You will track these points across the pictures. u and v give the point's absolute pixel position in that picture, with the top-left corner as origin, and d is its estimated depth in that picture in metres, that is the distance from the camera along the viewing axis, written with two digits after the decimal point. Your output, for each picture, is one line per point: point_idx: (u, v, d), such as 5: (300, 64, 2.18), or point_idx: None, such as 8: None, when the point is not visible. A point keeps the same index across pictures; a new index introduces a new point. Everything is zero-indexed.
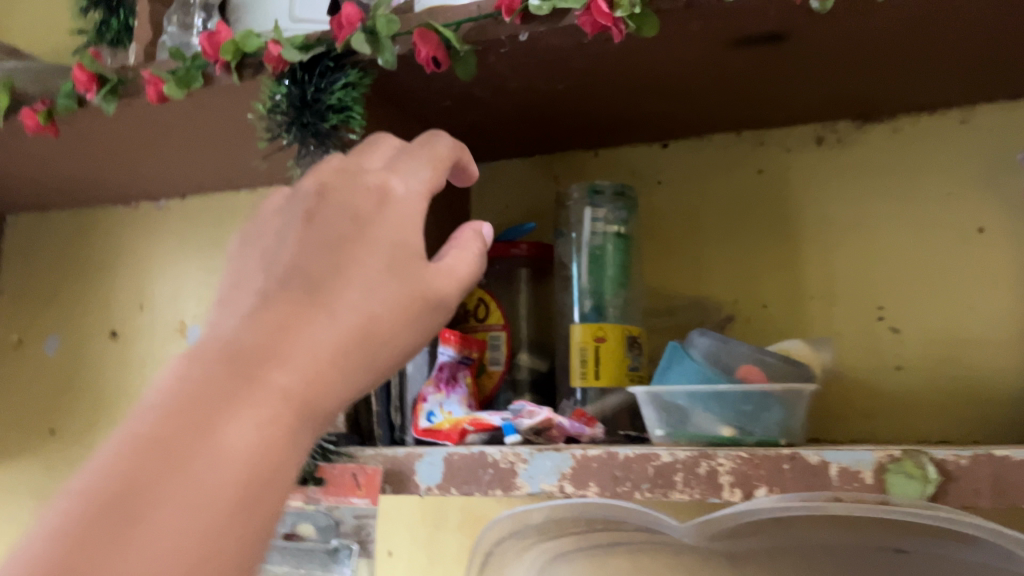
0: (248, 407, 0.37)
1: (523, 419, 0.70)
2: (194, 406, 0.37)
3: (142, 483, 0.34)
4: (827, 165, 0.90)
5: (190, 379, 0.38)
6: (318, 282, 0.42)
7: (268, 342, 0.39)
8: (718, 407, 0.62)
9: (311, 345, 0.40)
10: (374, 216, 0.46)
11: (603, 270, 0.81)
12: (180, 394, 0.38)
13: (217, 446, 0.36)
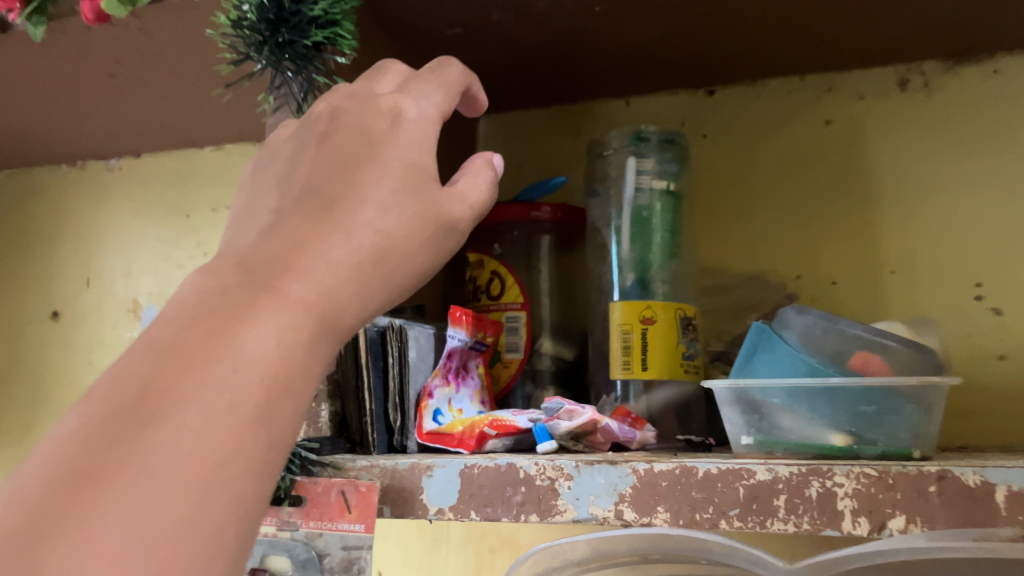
0: (265, 317, 0.31)
1: (560, 421, 0.54)
2: (204, 314, 0.31)
3: (144, 401, 0.28)
4: (910, 114, 0.75)
5: (196, 290, 0.32)
6: (334, 195, 0.35)
7: (283, 255, 0.33)
8: (828, 406, 0.47)
9: (318, 276, 0.33)
10: (388, 138, 0.38)
11: (649, 235, 0.66)
12: (186, 306, 0.31)
13: (235, 355, 0.30)
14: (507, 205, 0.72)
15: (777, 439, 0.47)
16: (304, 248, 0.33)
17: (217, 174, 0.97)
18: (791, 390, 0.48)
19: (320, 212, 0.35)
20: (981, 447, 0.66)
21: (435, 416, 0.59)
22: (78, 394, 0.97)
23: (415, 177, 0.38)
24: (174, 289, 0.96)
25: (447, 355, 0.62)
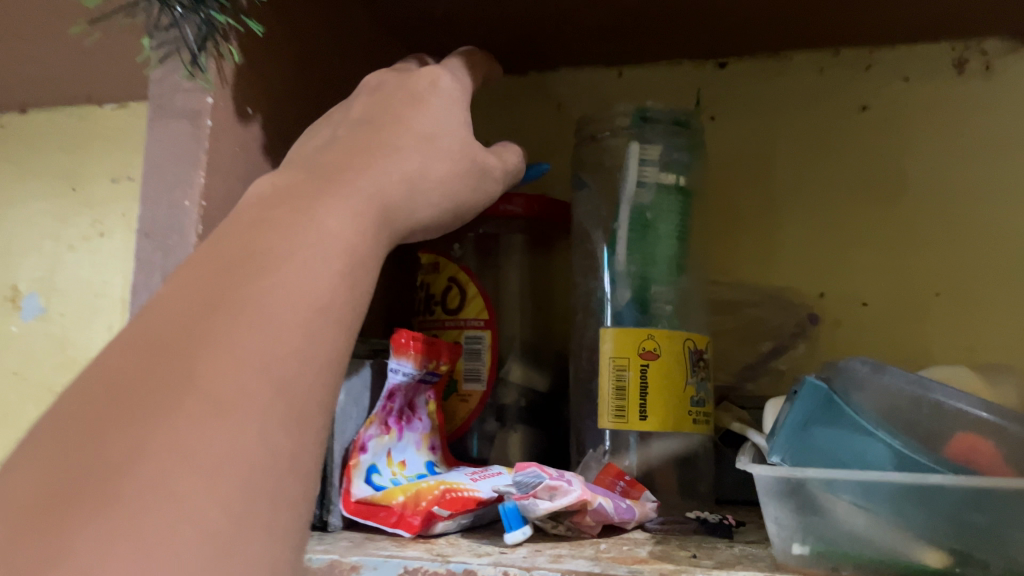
0: (307, 250, 0.29)
1: (536, 501, 0.40)
2: (251, 239, 0.29)
3: (213, 302, 0.26)
4: (965, 102, 0.61)
5: (250, 217, 0.30)
6: (371, 145, 0.37)
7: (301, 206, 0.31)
8: (919, 511, 0.33)
9: (332, 246, 0.30)
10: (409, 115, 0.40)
11: (651, 243, 0.52)
12: (246, 223, 0.30)
13: (298, 254, 0.29)
14: None
15: (844, 551, 0.34)
16: (310, 206, 0.31)
17: (119, 137, 0.80)
18: (865, 486, 0.34)
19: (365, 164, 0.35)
20: None
21: (368, 478, 0.45)
22: None
23: (432, 151, 0.39)
24: (63, 275, 0.79)
25: (388, 393, 0.47)
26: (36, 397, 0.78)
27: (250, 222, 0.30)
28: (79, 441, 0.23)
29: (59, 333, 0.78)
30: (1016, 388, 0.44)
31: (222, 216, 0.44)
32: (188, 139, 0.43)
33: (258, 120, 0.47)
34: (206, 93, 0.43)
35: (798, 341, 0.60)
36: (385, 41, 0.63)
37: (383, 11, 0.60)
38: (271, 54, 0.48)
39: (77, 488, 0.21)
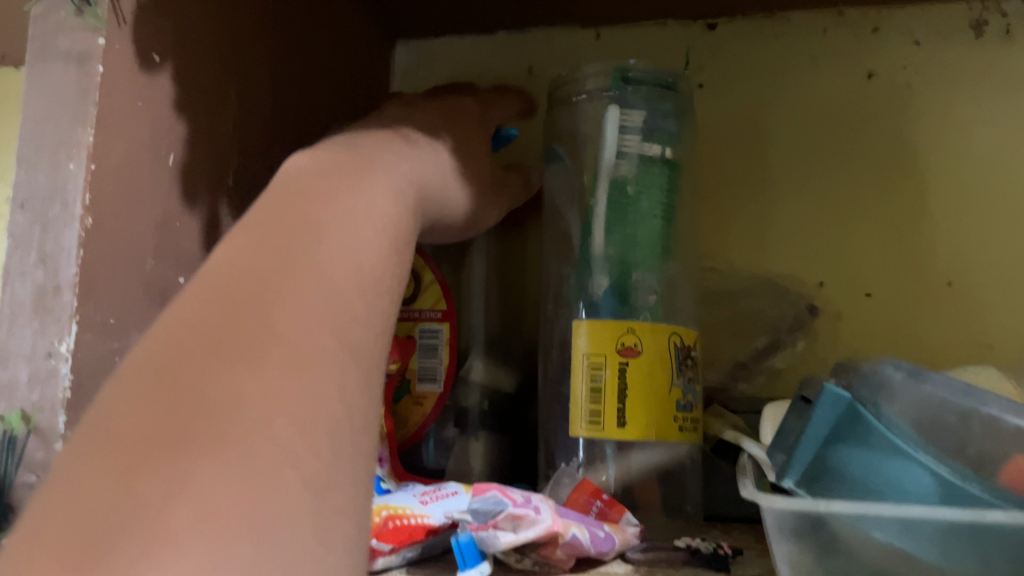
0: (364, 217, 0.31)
1: (497, 532, 0.33)
2: (310, 205, 0.29)
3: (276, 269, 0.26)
4: (983, 67, 0.55)
5: (306, 187, 0.30)
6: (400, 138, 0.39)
7: (330, 190, 0.31)
8: (973, 555, 0.27)
9: (380, 220, 0.31)
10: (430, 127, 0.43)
11: (633, 223, 0.45)
12: (298, 194, 0.30)
13: (352, 223, 0.30)
14: None
15: None
16: (343, 189, 0.31)
17: None
18: (904, 524, 0.27)
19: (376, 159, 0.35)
20: None
21: None
22: None
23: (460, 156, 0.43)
24: None
25: None
26: None
27: (282, 212, 0.29)
28: (176, 383, 0.23)
29: None
30: None
31: (117, 183, 0.36)
32: (73, 89, 0.35)
33: (168, 69, 0.39)
34: (97, 33, 0.35)
35: (795, 336, 0.54)
36: None
37: None
38: None
39: (178, 455, 0.21)
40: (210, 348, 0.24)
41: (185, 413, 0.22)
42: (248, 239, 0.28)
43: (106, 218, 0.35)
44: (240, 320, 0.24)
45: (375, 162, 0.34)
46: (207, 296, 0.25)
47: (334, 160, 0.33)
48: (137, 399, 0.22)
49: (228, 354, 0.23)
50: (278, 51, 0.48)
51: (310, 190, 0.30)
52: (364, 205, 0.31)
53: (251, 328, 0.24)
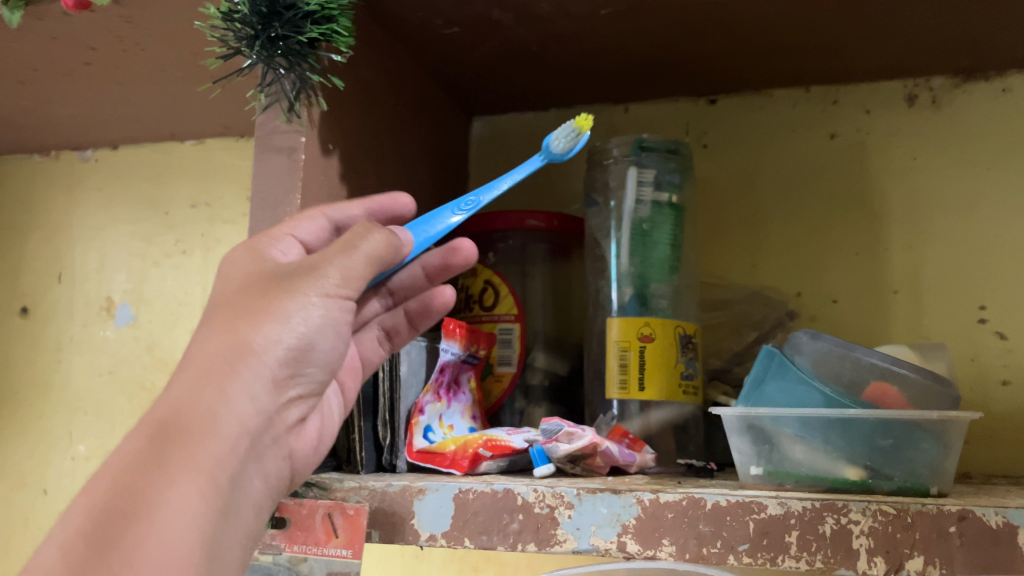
0: (183, 434, 0.35)
1: (558, 443, 0.52)
2: (131, 445, 0.34)
3: (118, 500, 0.32)
4: (916, 129, 0.73)
5: (133, 434, 0.35)
6: (214, 308, 0.40)
7: (170, 402, 0.36)
8: (842, 439, 0.45)
9: (191, 418, 0.36)
10: (230, 278, 0.41)
11: (650, 248, 0.64)
12: (129, 443, 0.35)
13: (175, 439, 0.35)
14: (503, 214, 0.70)
15: (787, 471, 0.46)
16: (192, 377, 0.37)
17: (198, 168, 0.92)
18: (803, 421, 0.46)
19: (213, 331, 0.38)
20: (986, 476, 0.64)
21: (425, 434, 0.57)
22: (43, 395, 0.92)
23: (260, 279, 0.40)
24: (149, 288, 0.91)
25: (440, 368, 0.60)
26: (129, 392, 0.89)
27: (128, 441, 0.35)
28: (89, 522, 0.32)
29: (146, 337, 0.90)
30: (941, 358, 0.55)
31: None
32: (287, 170, 0.56)
33: (337, 153, 0.59)
34: (301, 134, 0.56)
35: (777, 331, 0.71)
36: (429, 86, 0.75)
37: (428, 63, 0.72)
38: (347, 102, 0.60)
39: None
40: (109, 514, 0.32)
41: (98, 551, 0.31)
42: (126, 450, 0.34)
43: None
44: (116, 495, 0.32)
45: (219, 314, 0.39)
46: (95, 485, 0.33)
47: (192, 352, 0.38)
48: (78, 510, 0.32)
49: (110, 528, 0.31)
50: (398, 134, 0.69)
51: (151, 417, 0.36)
52: (185, 423, 0.35)
53: (123, 498, 0.32)
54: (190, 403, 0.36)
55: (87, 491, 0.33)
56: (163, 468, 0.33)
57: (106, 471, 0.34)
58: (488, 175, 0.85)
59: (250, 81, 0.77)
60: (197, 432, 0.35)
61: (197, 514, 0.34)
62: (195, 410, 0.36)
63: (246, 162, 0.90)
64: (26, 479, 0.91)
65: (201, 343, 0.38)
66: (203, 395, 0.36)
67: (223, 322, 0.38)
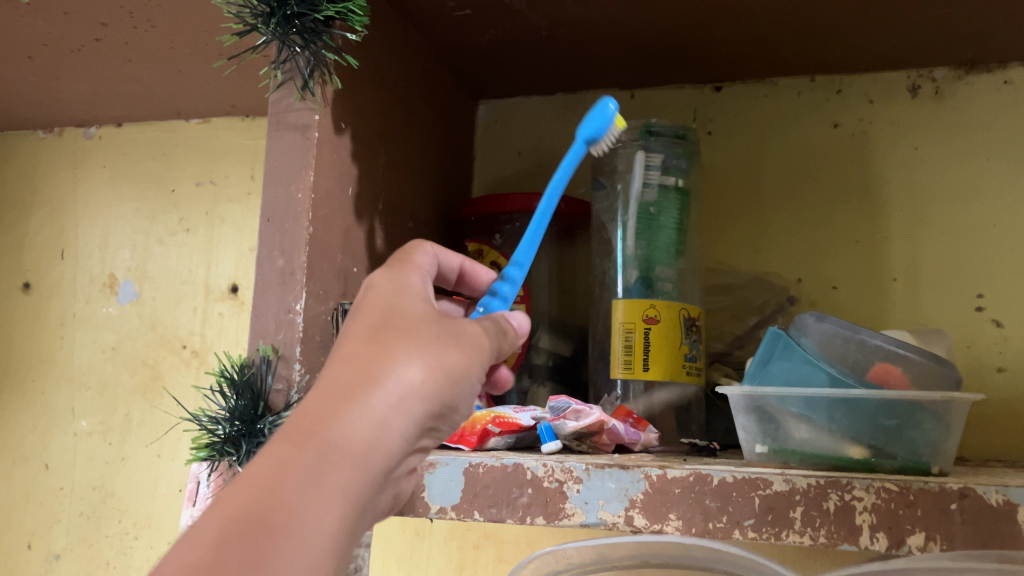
0: (333, 460, 0.33)
1: (566, 421, 0.53)
2: (279, 456, 0.32)
3: (269, 516, 0.31)
4: (919, 119, 0.74)
5: (281, 440, 0.33)
6: (380, 324, 0.37)
7: (317, 411, 0.34)
8: (845, 418, 0.46)
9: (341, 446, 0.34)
10: (400, 302, 0.39)
11: (655, 232, 0.65)
12: (277, 450, 0.33)
13: (327, 465, 0.33)
14: (510, 196, 0.70)
15: (791, 450, 0.47)
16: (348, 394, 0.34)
17: (203, 147, 0.93)
18: (808, 400, 0.47)
19: (381, 354, 0.36)
20: (980, 460, 0.65)
21: None
22: (46, 370, 0.93)
23: (436, 325, 0.38)
24: (153, 265, 0.92)
25: None
26: (131, 369, 0.90)
27: (273, 448, 0.33)
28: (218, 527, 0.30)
29: (150, 315, 0.91)
30: (941, 343, 0.56)
31: (324, 206, 0.57)
32: (301, 147, 0.56)
33: (349, 132, 0.60)
34: (315, 112, 0.56)
35: (778, 315, 0.72)
36: (438, 69, 0.75)
37: (438, 45, 0.73)
38: (359, 81, 0.61)
39: None
40: (259, 527, 0.30)
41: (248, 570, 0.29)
42: (279, 459, 0.32)
43: (318, 228, 0.56)
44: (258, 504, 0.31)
45: (388, 336, 0.36)
46: (235, 487, 0.32)
47: (349, 364, 0.35)
48: (224, 513, 0.31)
49: (262, 548, 0.30)
50: (407, 115, 0.69)
51: (297, 422, 0.34)
52: (340, 447, 0.34)
53: (265, 511, 0.31)
54: (344, 427, 0.34)
55: (230, 493, 0.31)
56: (306, 486, 0.32)
57: (251, 475, 0.32)
58: (494, 158, 0.85)
59: (260, 60, 0.77)
60: (345, 457, 0.33)
61: (333, 548, 0.33)
62: (349, 434, 0.34)
63: (252, 141, 0.91)
64: (27, 453, 0.91)
65: (356, 356, 0.36)
66: (358, 422, 0.34)
67: (392, 349, 0.36)
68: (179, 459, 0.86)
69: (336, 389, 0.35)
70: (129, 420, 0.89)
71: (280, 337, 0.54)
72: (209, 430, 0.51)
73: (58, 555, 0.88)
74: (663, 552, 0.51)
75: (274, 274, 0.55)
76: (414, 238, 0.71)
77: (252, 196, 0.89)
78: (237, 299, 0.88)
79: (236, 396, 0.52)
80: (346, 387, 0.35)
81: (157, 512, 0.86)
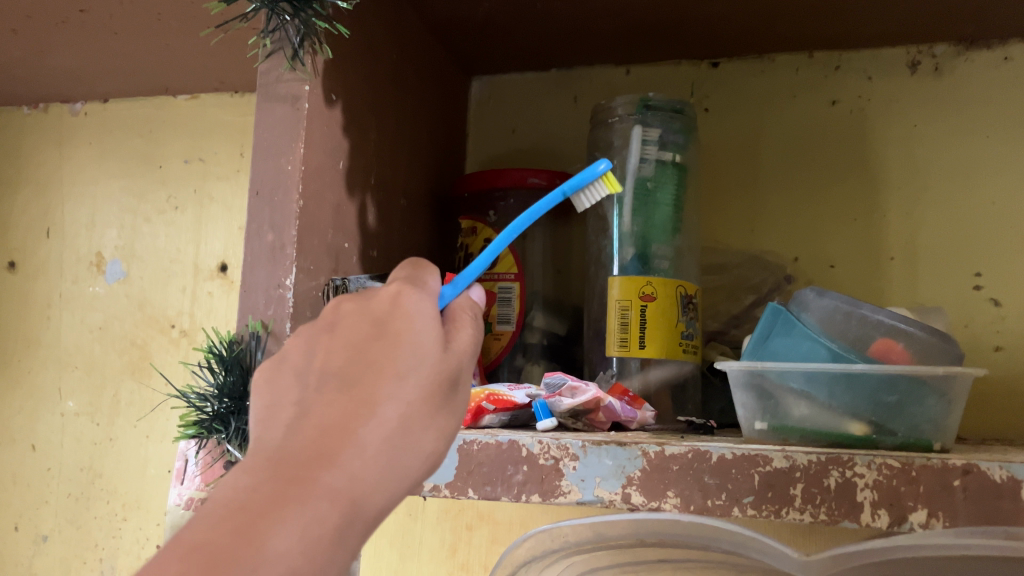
0: (333, 508, 0.31)
1: (562, 398, 0.53)
2: (276, 497, 0.30)
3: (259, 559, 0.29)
4: (918, 96, 0.73)
5: (278, 479, 0.31)
6: (394, 366, 0.34)
7: (317, 453, 0.32)
8: (847, 394, 0.45)
9: (343, 496, 0.31)
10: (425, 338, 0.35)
11: (652, 208, 0.64)
12: (271, 491, 0.30)
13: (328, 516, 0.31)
14: (504, 173, 0.69)
15: (790, 426, 0.46)
16: (353, 444, 0.32)
17: (191, 124, 0.91)
18: (808, 375, 0.46)
19: (393, 409, 0.33)
20: (977, 439, 0.65)
21: None
22: (32, 351, 0.91)
23: (450, 377, 0.35)
24: (141, 244, 0.90)
25: None
26: (120, 349, 0.88)
27: (266, 488, 0.30)
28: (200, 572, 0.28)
29: (139, 294, 0.89)
30: (941, 320, 0.56)
31: (314, 179, 0.55)
32: (291, 120, 0.55)
33: (340, 104, 0.58)
34: (305, 82, 0.55)
35: (775, 294, 0.72)
36: (430, 42, 0.74)
37: (431, 17, 0.71)
38: (350, 53, 0.59)
39: None
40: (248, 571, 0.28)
41: None
42: (273, 498, 0.30)
43: (309, 202, 0.55)
44: (245, 550, 0.29)
45: (403, 385, 0.34)
46: (220, 526, 0.29)
47: (359, 411, 0.33)
48: (213, 546, 0.28)
49: None
50: (399, 89, 0.68)
51: (294, 461, 0.31)
52: (339, 498, 0.31)
53: (257, 561, 0.28)
54: (340, 478, 0.31)
55: (218, 529, 0.29)
56: (300, 539, 0.29)
57: (244, 510, 0.30)
58: (487, 135, 0.84)
59: (249, 32, 0.75)
60: (343, 513, 0.31)
61: None
62: (350, 487, 0.31)
63: (241, 118, 0.89)
64: (14, 434, 0.90)
65: (367, 401, 0.33)
66: (358, 476, 0.32)
67: (404, 403, 0.33)
68: (167, 439, 0.85)
69: (341, 434, 0.32)
70: (117, 401, 0.88)
71: (270, 313, 0.53)
72: (197, 407, 0.50)
73: (46, 537, 0.87)
74: (659, 530, 0.51)
75: (263, 250, 0.54)
76: (407, 215, 0.70)
77: (241, 173, 0.88)
78: (226, 278, 0.87)
79: (225, 372, 0.51)
80: (345, 434, 0.32)
81: (146, 493, 0.85)
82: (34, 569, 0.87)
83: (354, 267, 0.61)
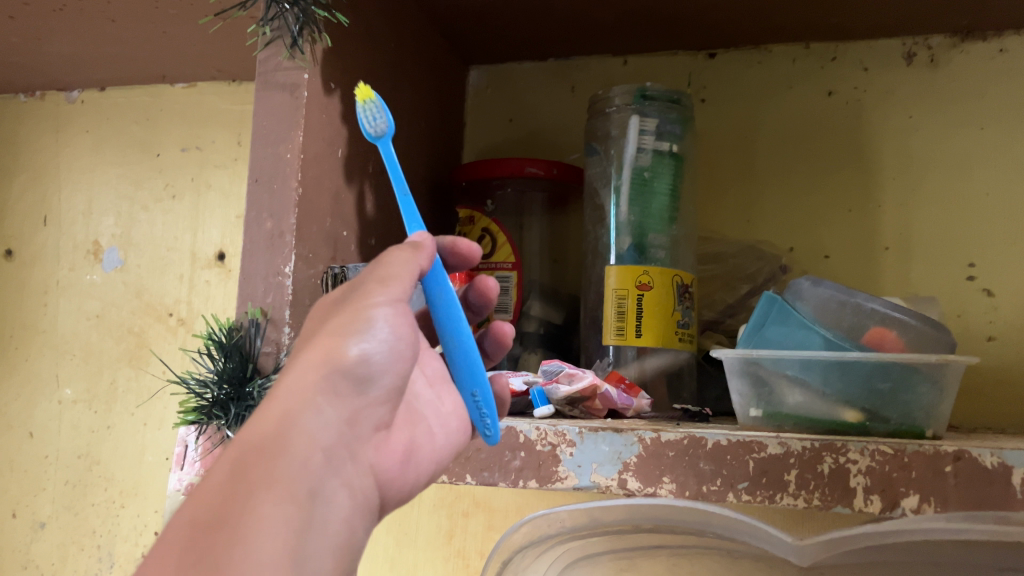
0: (270, 451, 0.36)
1: (559, 385, 0.53)
2: (224, 465, 0.36)
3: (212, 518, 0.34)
4: (914, 87, 0.73)
5: (229, 452, 0.37)
6: (308, 337, 0.41)
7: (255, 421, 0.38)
8: (840, 381, 0.46)
9: (276, 434, 0.37)
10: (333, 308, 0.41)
11: (649, 198, 0.65)
12: (223, 464, 0.36)
13: (264, 459, 0.36)
14: (501, 162, 0.70)
15: (784, 414, 0.47)
16: (275, 396, 0.38)
17: (188, 111, 0.91)
18: (803, 363, 0.47)
19: (302, 354, 0.39)
20: (969, 427, 0.65)
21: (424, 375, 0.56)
22: (30, 338, 0.91)
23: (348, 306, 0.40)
24: (138, 232, 0.90)
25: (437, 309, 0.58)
26: (117, 337, 0.89)
27: (220, 464, 0.36)
28: (182, 546, 0.33)
29: (136, 282, 0.89)
30: (935, 309, 0.56)
31: (314, 167, 0.56)
32: (289, 107, 0.55)
33: (338, 93, 0.59)
34: (304, 71, 0.55)
35: (770, 284, 0.71)
36: (428, 31, 0.74)
37: (429, 6, 0.71)
38: (349, 41, 0.60)
39: None
40: (204, 528, 0.34)
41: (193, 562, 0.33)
42: (216, 472, 0.36)
43: (308, 189, 0.55)
44: (201, 514, 0.34)
45: (312, 342, 0.40)
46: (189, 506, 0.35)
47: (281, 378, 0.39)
48: (181, 525, 0.34)
49: (204, 543, 0.33)
50: (397, 78, 0.68)
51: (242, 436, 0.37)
52: (269, 438, 0.36)
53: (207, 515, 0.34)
54: (264, 421, 0.37)
55: (186, 510, 0.35)
56: (235, 485, 0.35)
57: (202, 488, 0.36)
58: (485, 124, 0.84)
59: (247, 20, 0.75)
60: (274, 445, 0.36)
61: (280, 522, 0.35)
62: (280, 417, 0.37)
63: (239, 106, 0.89)
64: (12, 420, 0.90)
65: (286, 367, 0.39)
66: (278, 411, 0.37)
67: (312, 342, 0.39)
68: (165, 426, 0.85)
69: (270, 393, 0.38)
70: (114, 388, 0.88)
71: (269, 300, 0.53)
72: (197, 394, 0.51)
73: (43, 524, 0.87)
74: (655, 514, 0.51)
75: (262, 237, 0.54)
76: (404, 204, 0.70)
77: (238, 161, 0.88)
78: (223, 266, 0.87)
79: (224, 358, 0.51)
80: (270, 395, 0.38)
81: (144, 480, 0.85)
82: (31, 555, 0.87)
83: (352, 255, 0.62)
